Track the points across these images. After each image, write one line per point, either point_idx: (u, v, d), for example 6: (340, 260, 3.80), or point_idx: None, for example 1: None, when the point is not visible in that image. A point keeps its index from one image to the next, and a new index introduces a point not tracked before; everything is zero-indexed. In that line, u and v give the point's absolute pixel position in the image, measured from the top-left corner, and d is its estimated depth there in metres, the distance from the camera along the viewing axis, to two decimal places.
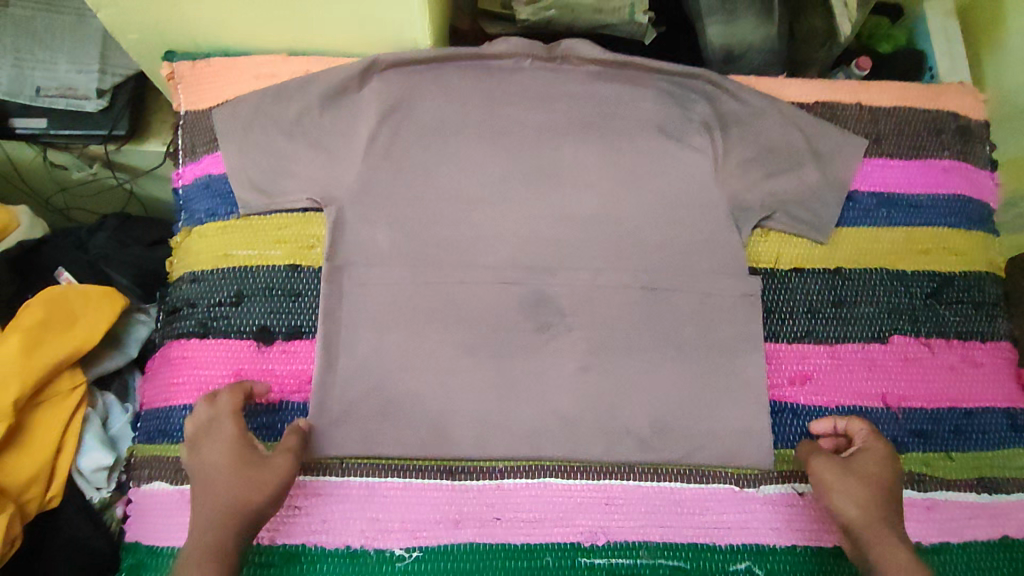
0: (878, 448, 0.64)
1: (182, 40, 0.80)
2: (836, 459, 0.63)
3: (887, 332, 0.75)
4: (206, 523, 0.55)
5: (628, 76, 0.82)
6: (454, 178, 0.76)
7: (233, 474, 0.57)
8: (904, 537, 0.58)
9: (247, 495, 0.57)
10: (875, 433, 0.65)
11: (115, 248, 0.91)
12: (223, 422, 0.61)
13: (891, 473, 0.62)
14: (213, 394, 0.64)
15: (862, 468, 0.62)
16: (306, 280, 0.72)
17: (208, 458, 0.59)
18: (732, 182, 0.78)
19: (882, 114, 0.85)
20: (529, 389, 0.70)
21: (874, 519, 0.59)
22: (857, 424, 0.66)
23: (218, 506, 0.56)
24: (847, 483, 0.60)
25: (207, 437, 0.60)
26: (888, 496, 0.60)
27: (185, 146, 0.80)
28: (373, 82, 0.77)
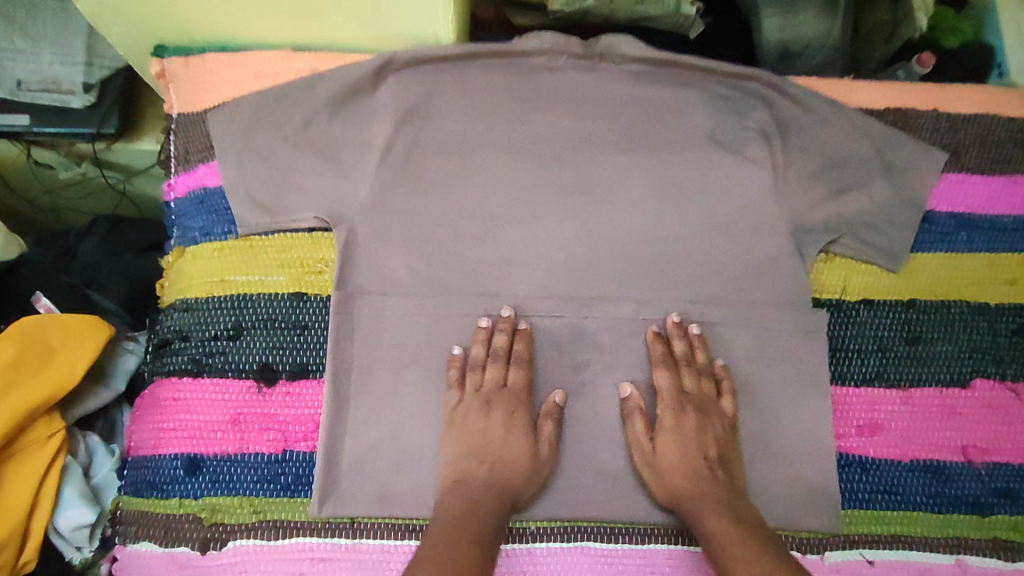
0: (677, 418, 0.62)
1: (173, 33, 0.71)
2: (645, 439, 0.61)
3: (967, 375, 0.67)
4: (478, 484, 0.58)
5: (675, 75, 0.71)
6: (480, 195, 0.67)
7: (514, 443, 0.60)
8: (734, 499, 0.59)
9: (531, 464, 0.60)
10: (679, 395, 0.63)
11: (104, 258, 0.87)
12: (505, 396, 0.62)
13: (698, 439, 0.61)
14: (505, 356, 0.63)
15: (657, 449, 0.61)
16: (313, 310, 0.64)
17: (496, 426, 0.61)
18: (796, 199, 0.68)
19: (961, 122, 0.75)
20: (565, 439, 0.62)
21: (694, 495, 0.59)
22: (663, 377, 0.63)
23: (484, 469, 0.59)
24: (655, 467, 0.61)
25: (518, 409, 0.62)
26: (696, 466, 0.60)
27: (177, 153, 0.72)
28: (387, 83, 0.68)
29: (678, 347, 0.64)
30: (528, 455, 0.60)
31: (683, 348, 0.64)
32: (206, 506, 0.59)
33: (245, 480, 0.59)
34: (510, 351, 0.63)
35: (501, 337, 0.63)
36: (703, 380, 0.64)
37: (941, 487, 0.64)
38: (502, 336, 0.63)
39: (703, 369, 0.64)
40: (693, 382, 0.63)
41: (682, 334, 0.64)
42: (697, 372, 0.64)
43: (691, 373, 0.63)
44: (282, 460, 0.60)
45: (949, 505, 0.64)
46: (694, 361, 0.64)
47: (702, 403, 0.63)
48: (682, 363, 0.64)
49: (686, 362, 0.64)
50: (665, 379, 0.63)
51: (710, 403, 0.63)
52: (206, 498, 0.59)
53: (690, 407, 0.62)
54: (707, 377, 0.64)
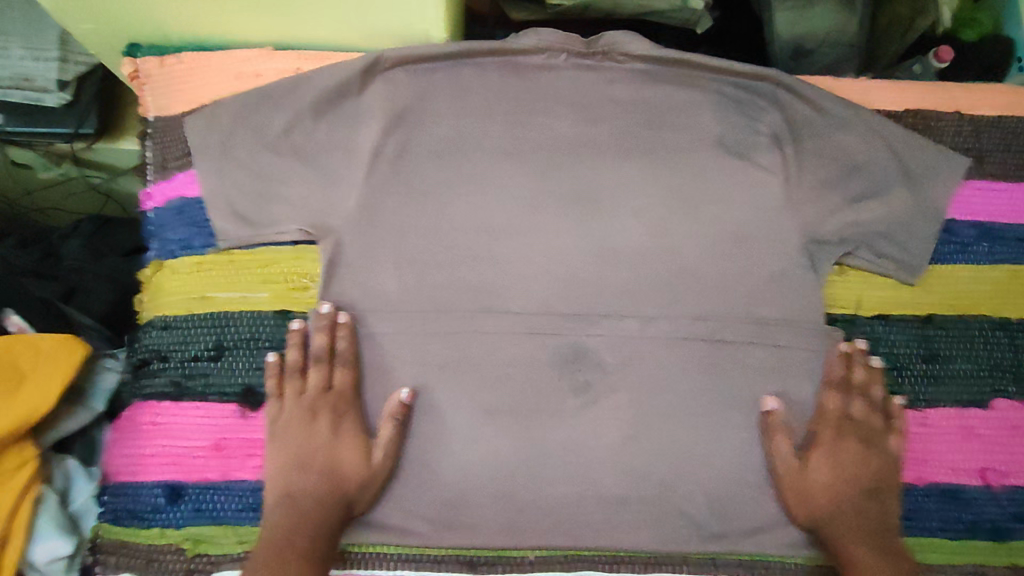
0: (836, 440, 0.61)
1: (147, 30, 0.66)
2: (793, 458, 0.60)
3: (987, 395, 0.65)
4: (305, 500, 0.56)
5: (683, 74, 0.66)
6: (474, 204, 0.63)
7: (344, 450, 0.58)
8: (872, 529, 0.58)
9: (361, 473, 0.57)
10: (845, 419, 0.62)
11: (87, 260, 0.82)
12: (327, 400, 0.59)
13: (857, 465, 0.60)
14: (327, 357, 0.59)
15: (808, 469, 0.60)
16: (297, 329, 0.61)
17: (322, 434, 0.58)
18: (809, 208, 0.64)
19: (985, 125, 0.71)
20: (563, 464, 0.59)
21: (846, 520, 0.59)
22: (833, 401, 0.62)
23: (313, 481, 0.56)
24: (799, 489, 0.60)
25: (344, 414, 0.59)
26: (851, 495, 0.59)
27: (155, 160, 0.68)
28: (375, 85, 0.63)
29: (858, 374, 0.62)
30: (299, 462, 0.57)
31: (862, 374, 0.62)
32: (189, 536, 0.57)
33: (228, 509, 0.57)
34: (331, 351, 0.59)
35: (319, 337, 0.59)
36: (873, 410, 0.62)
37: (959, 513, 0.62)
38: (322, 336, 0.59)
39: (869, 395, 0.63)
40: (860, 407, 0.62)
41: (863, 360, 0.63)
42: (867, 400, 0.62)
43: (862, 399, 0.62)
44: (267, 488, 0.58)
45: (968, 531, 0.62)
46: (869, 389, 0.62)
47: (877, 431, 0.61)
48: (855, 389, 0.62)
49: (861, 390, 0.62)
50: (836, 402, 0.62)
51: (875, 433, 0.62)
52: (188, 527, 0.57)
53: (854, 434, 0.61)
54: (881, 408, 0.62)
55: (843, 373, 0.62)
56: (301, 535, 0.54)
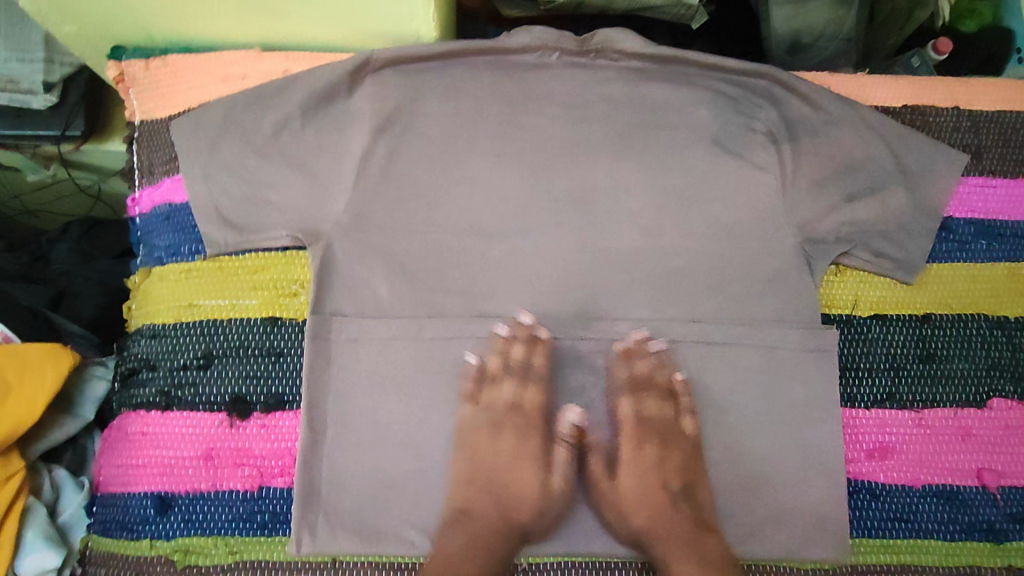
0: (637, 445, 0.60)
1: (131, 32, 0.65)
2: (603, 477, 0.60)
3: (984, 395, 0.64)
4: (483, 514, 0.57)
5: (677, 73, 0.65)
6: (467, 207, 0.62)
7: (523, 470, 0.59)
8: (702, 534, 0.56)
9: (540, 493, 0.58)
10: (636, 423, 0.61)
11: (78, 263, 0.82)
12: (521, 416, 0.61)
13: (655, 469, 0.60)
14: (525, 372, 0.60)
15: (617, 485, 0.59)
16: (287, 336, 0.61)
17: (507, 449, 0.60)
18: (805, 207, 0.63)
19: (984, 120, 0.70)
20: (565, 469, 0.60)
21: (659, 532, 0.57)
22: (624, 406, 0.61)
23: (489, 496, 0.58)
24: (618, 504, 0.59)
25: (522, 433, 0.60)
26: (654, 497, 0.59)
27: (141, 165, 0.67)
28: (365, 86, 0.62)
29: (643, 367, 0.60)
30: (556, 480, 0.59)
31: (643, 369, 0.60)
32: (178, 547, 0.57)
33: (218, 519, 0.57)
34: (529, 366, 0.60)
35: (519, 349, 0.59)
36: (664, 403, 0.61)
37: (954, 514, 0.62)
38: (519, 349, 0.60)
39: (663, 390, 0.61)
40: (652, 407, 0.61)
41: (646, 352, 0.60)
42: (659, 394, 0.61)
43: (651, 395, 0.61)
44: (257, 497, 0.57)
45: (963, 532, 0.61)
46: (654, 383, 0.60)
47: (666, 430, 0.60)
48: (639, 386, 0.60)
49: (647, 386, 0.60)
50: (627, 408, 0.61)
51: (665, 428, 0.61)
52: (178, 538, 0.57)
53: (655, 435, 0.60)
54: (670, 401, 0.61)
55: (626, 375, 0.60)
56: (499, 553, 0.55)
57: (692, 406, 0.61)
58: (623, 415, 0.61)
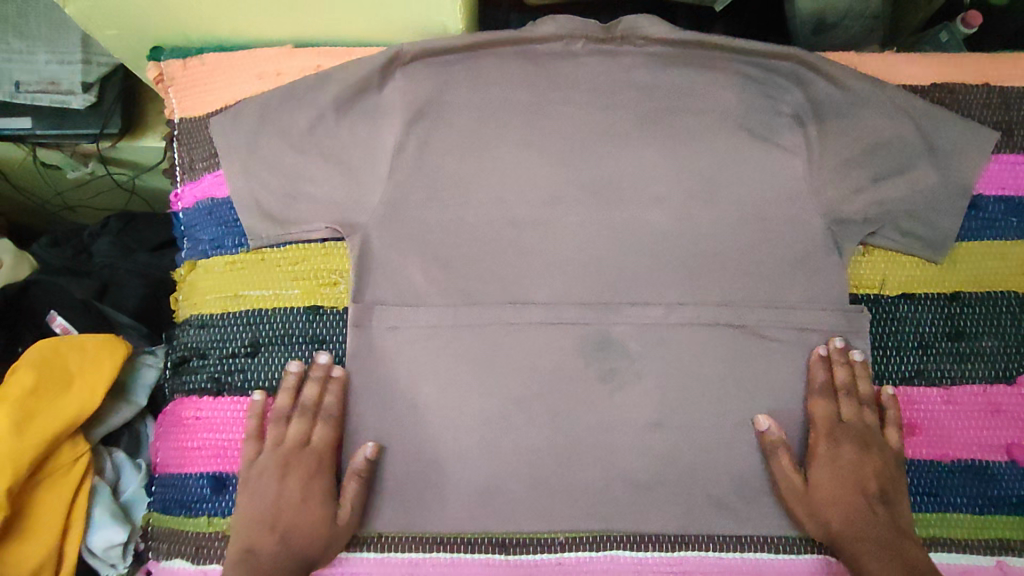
0: (833, 450, 0.61)
1: (170, 33, 0.67)
2: (795, 473, 0.60)
3: (1014, 372, 0.65)
4: (267, 556, 0.55)
5: (702, 57, 0.66)
6: (497, 195, 0.64)
7: (309, 509, 0.58)
8: (901, 540, 0.57)
9: (325, 532, 0.57)
10: (838, 425, 0.61)
11: (122, 255, 0.85)
12: (308, 456, 0.59)
13: (855, 471, 0.60)
14: (312, 411, 0.60)
15: (811, 484, 0.60)
16: (328, 324, 0.63)
17: (291, 493, 0.58)
18: (833, 187, 0.64)
19: (1014, 96, 0.70)
20: (354, 505, 0.59)
21: (847, 536, 0.58)
22: (821, 407, 0.61)
23: (274, 540, 0.56)
24: (811, 505, 0.60)
25: (316, 474, 0.59)
26: (855, 503, 0.59)
27: (182, 161, 0.69)
28: (395, 79, 0.64)
29: (842, 374, 0.62)
30: (323, 513, 0.58)
31: (845, 376, 0.62)
32: None
33: None
34: (319, 404, 0.60)
35: (311, 388, 0.60)
36: (865, 409, 0.62)
37: (984, 488, 0.63)
38: (313, 386, 0.61)
39: (865, 398, 0.62)
40: (850, 410, 0.62)
41: (847, 361, 0.62)
42: (859, 400, 0.62)
43: (851, 400, 0.62)
44: None
45: (991, 506, 0.62)
46: (858, 390, 0.62)
47: (862, 435, 0.61)
48: (843, 393, 0.62)
49: (847, 392, 0.62)
50: (826, 408, 0.61)
51: (870, 433, 0.61)
52: (234, 516, 0.60)
53: (847, 440, 0.61)
54: (872, 407, 0.62)
55: (824, 378, 0.62)
56: None
57: (896, 417, 0.63)
58: (816, 417, 0.61)
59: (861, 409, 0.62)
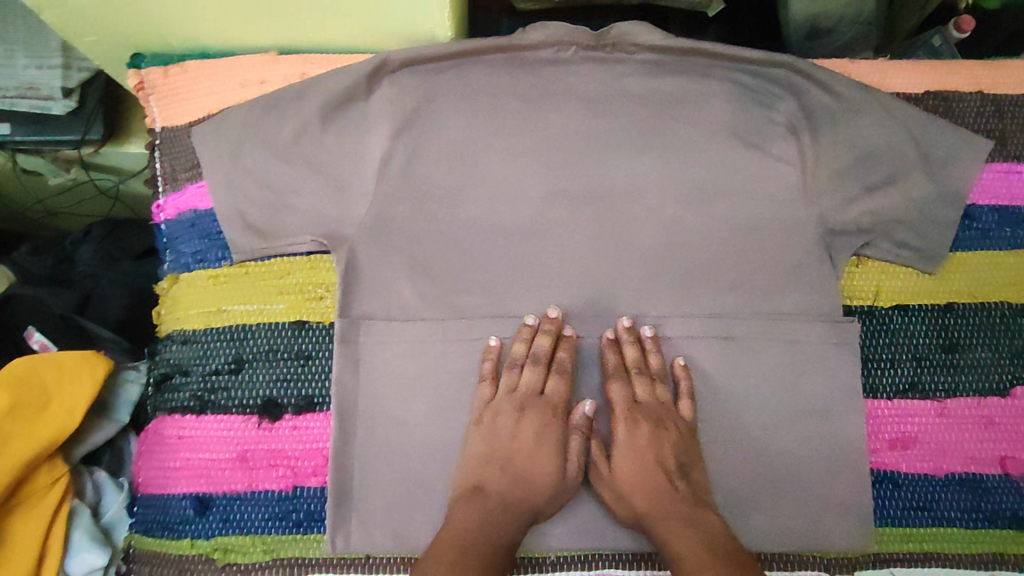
0: (630, 431, 0.60)
1: (149, 40, 0.65)
2: (600, 460, 0.61)
3: (1008, 384, 0.64)
4: (501, 500, 0.57)
5: (694, 65, 0.65)
6: (487, 206, 0.63)
7: (540, 458, 0.59)
8: (702, 516, 0.57)
9: (555, 482, 0.59)
10: (632, 407, 0.61)
11: (104, 264, 0.83)
12: (540, 403, 0.60)
13: (652, 452, 0.59)
14: (546, 361, 0.60)
15: (612, 466, 0.60)
16: (314, 339, 0.62)
17: (526, 438, 0.60)
18: (826, 197, 0.63)
19: (1008, 104, 0.69)
20: (580, 457, 0.60)
21: (657, 516, 0.57)
22: (617, 391, 0.61)
23: (505, 483, 0.58)
24: (613, 487, 0.59)
25: (552, 421, 0.60)
26: (653, 480, 0.59)
27: (163, 172, 0.68)
28: (382, 87, 0.62)
29: (630, 353, 0.61)
30: (551, 458, 0.59)
31: (634, 354, 0.61)
32: (218, 546, 0.59)
33: (255, 518, 0.59)
34: (551, 357, 0.60)
35: (544, 339, 0.60)
36: (657, 385, 0.61)
37: (977, 501, 0.62)
38: (545, 338, 0.60)
39: (658, 373, 0.61)
40: (643, 390, 0.61)
41: (633, 340, 0.61)
42: (648, 376, 0.61)
43: (643, 381, 0.61)
44: (293, 497, 0.59)
45: (985, 520, 0.62)
46: (646, 368, 0.61)
47: (659, 413, 0.60)
48: (634, 370, 0.61)
49: (637, 370, 0.61)
50: (621, 392, 0.61)
51: (663, 410, 0.61)
52: (218, 537, 0.59)
53: (645, 419, 0.60)
54: (665, 383, 0.62)
55: (615, 361, 0.61)
56: (490, 534, 0.54)
57: (689, 389, 0.61)
58: (613, 400, 0.61)
59: (653, 386, 0.61)
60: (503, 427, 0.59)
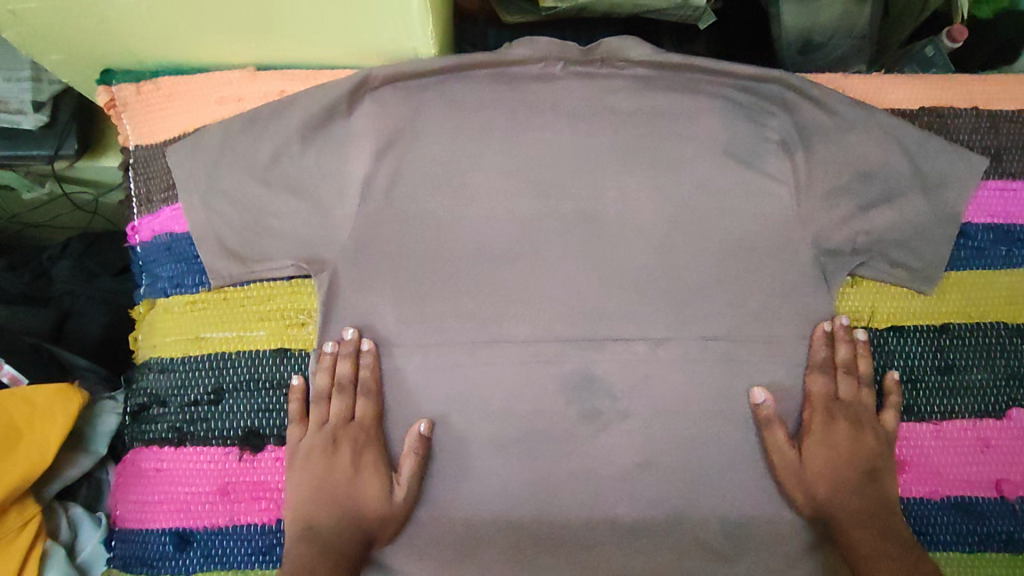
0: (827, 425, 0.60)
1: (120, 56, 0.63)
2: (790, 449, 0.59)
3: (1003, 405, 0.64)
4: (329, 532, 0.55)
5: (686, 80, 0.63)
6: (474, 227, 0.61)
7: (364, 481, 0.57)
8: (892, 519, 0.57)
9: (380, 505, 0.57)
10: (832, 402, 0.61)
11: (81, 282, 0.81)
12: (354, 430, 0.59)
13: (849, 447, 0.59)
14: (351, 386, 0.59)
15: (804, 456, 0.59)
16: (295, 368, 0.61)
17: (342, 468, 0.57)
18: (821, 216, 0.61)
19: (1004, 120, 0.68)
20: (412, 481, 0.58)
21: (848, 509, 0.57)
22: (820, 383, 0.61)
23: (335, 514, 0.56)
24: (801, 477, 0.59)
25: (365, 446, 0.58)
26: (848, 475, 0.59)
27: (138, 192, 0.66)
28: (363, 105, 0.60)
29: (843, 352, 0.61)
30: (378, 482, 0.57)
31: (847, 353, 0.61)
32: None
33: (237, 553, 0.58)
34: (355, 379, 0.59)
35: (345, 364, 0.59)
36: (862, 388, 0.62)
37: (972, 525, 0.62)
38: (346, 363, 0.59)
39: (865, 377, 0.62)
40: (847, 387, 0.61)
41: (849, 339, 0.61)
42: (856, 378, 0.62)
43: (850, 377, 0.61)
44: (275, 530, 0.59)
45: (981, 544, 0.61)
46: (857, 367, 0.61)
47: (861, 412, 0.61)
48: (841, 369, 0.61)
49: (845, 368, 0.61)
50: (801, 386, 0.61)
51: (863, 411, 0.61)
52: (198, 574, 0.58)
53: (844, 416, 0.60)
54: (870, 387, 0.62)
55: (826, 355, 0.61)
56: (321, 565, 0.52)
57: (823, 380, 0.61)
58: (813, 391, 0.61)
59: (859, 387, 0.62)
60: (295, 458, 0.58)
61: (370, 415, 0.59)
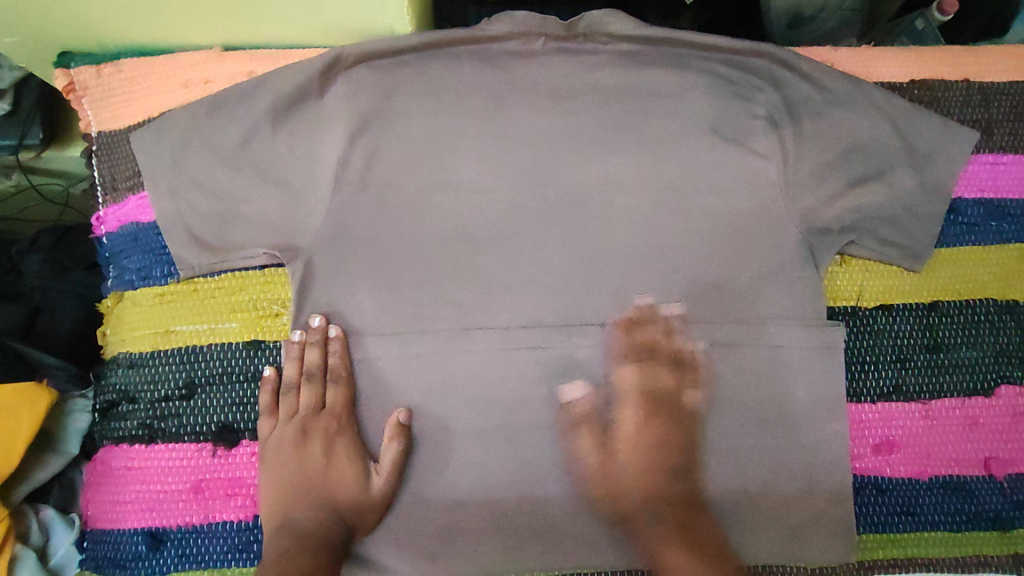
0: (631, 410, 0.59)
1: (80, 38, 0.60)
2: (595, 430, 0.59)
3: (992, 383, 0.63)
4: (308, 522, 0.54)
5: (671, 55, 0.61)
6: (453, 210, 0.59)
7: (340, 470, 0.56)
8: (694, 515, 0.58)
9: (360, 493, 0.56)
10: (637, 388, 0.59)
11: (49, 275, 0.77)
12: (325, 419, 0.57)
13: (645, 436, 0.59)
14: (320, 374, 0.57)
15: (610, 439, 0.59)
16: (270, 360, 0.60)
17: (315, 459, 0.56)
18: (808, 194, 0.60)
19: (994, 93, 0.67)
20: (391, 473, 0.56)
21: (662, 499, 0.58)
22: (626, 370, 0.59)
23: (312, 504, 0.55)
24: (605, 459, 0.59)
25: (339, 434, 0.57)
26: (650, 466, 0.59)
27: (102, 181, 0.63)
28: (335, 86, 0.58)
29: (649, 334, 0.59)
30: (354, 471, 0.56)
31: (654, 335, 0.59)
32: None
33: (213, 551, 0.57)
34: (324, 367, 0.57)
35: (313, 353, 0.57)
36: (664, 373, 0.59)
37: (960, 504, 0.61)
38: (313, 351, 0.57)
39: (668, 361, 0.59)
40: (646, 374, 0.60)
41: (655, 320, 0.59)
42: (665, 363, 0.59)
43: (661, 365, 0.59)
44: (252, 526, 0.57)
45: (968, 522, 0.61)
46: (662, 351, 0.59)
47: (665, 400, 0.59)
48: (639, 352, 0.59)
49: (647, 352, 0.59)
50: (627, 373, 0.59)
51: (665, 399, 0.59)
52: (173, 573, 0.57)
53: (654, 402, 0.59)
54: (673, 371, 0.59)
55: (628, 338, 0.59)
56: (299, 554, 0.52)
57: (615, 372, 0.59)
58: (620, 377, 0.59)
59: (662, 373, 0.59)
60: (269, 451, 0.57)
61: (341, 404, 0.57)
